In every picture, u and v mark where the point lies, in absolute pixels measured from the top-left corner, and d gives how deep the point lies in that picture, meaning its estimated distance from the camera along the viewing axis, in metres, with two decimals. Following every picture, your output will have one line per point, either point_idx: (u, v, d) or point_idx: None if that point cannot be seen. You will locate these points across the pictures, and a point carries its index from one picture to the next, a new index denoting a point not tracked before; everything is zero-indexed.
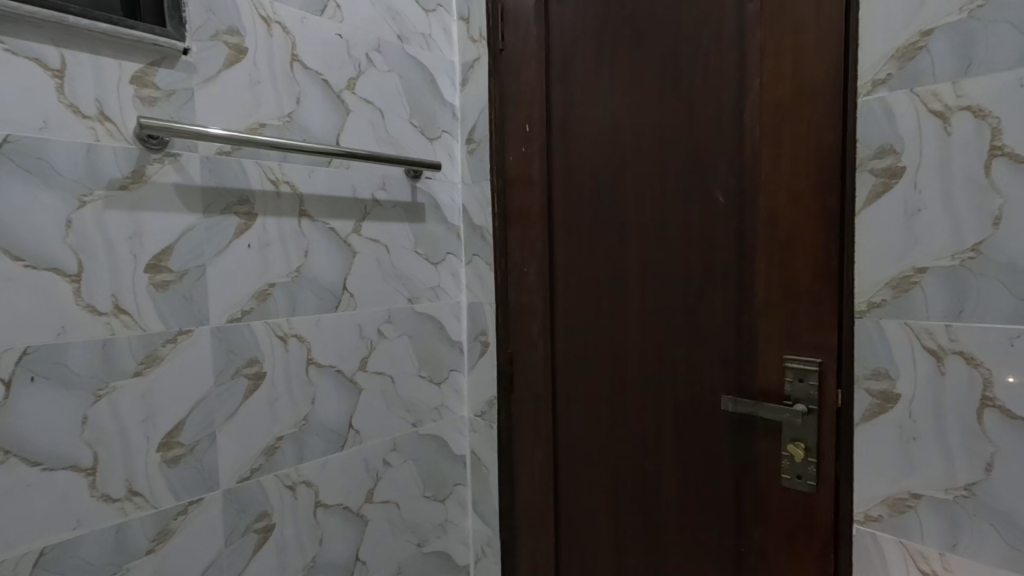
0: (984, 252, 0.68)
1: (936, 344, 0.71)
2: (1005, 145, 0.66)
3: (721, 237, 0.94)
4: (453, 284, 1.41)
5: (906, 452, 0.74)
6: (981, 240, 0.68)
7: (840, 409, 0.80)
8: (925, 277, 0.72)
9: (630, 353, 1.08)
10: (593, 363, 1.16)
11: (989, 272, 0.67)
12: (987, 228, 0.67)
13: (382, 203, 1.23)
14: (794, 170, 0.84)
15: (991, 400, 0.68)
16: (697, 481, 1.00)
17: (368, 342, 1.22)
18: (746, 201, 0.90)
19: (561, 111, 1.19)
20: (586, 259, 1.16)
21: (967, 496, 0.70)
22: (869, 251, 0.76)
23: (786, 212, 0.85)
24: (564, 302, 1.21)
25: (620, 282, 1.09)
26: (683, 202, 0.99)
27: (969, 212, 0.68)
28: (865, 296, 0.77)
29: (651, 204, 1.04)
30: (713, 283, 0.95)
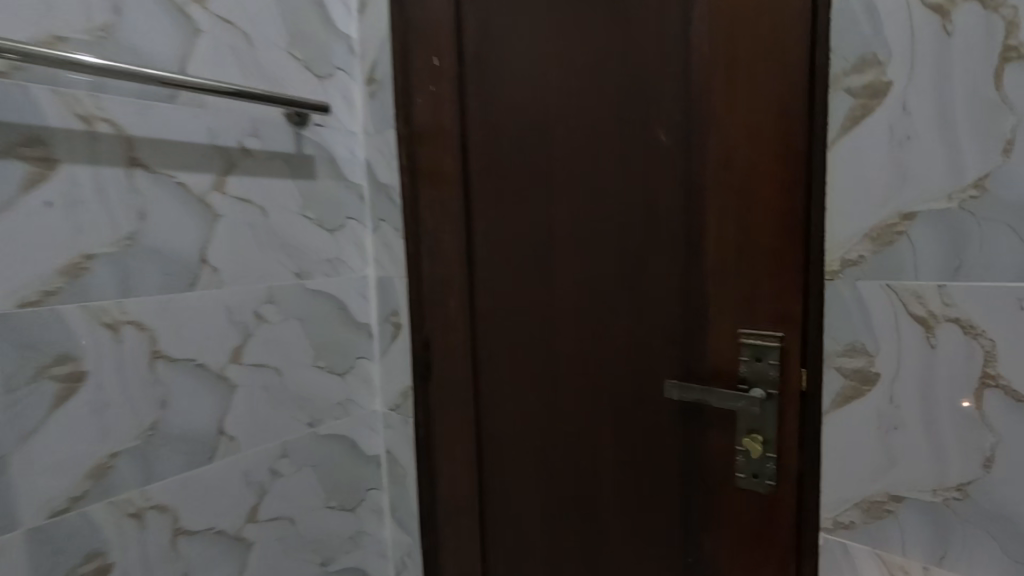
0: (990, 189, 0.52)
1: (925, 311, 0.56)
2: (1020, 45, 0.50)
3: (663, 188, 0.76)
4: (356, 256, 1.18)
5: (886, 446, 0.59)
6: (986, 173, 0.52)
7: (806, 395, 0.65)
8: (914, 225, 0.56)
9: (560, 333, 0.90)
10: (519, 345, 0.97)
11: (996, 215, 0.52)
12: (995, 157, 0.52)
13: (254, 152, 0.98)
14: (753, 98, 0.66)
15: (993, 378, 0.53)
16: (637, 483, 0.84)
17: (242, 328, 0.98)
18: (693, 141, 0.72)
19: (475, 40, 0.97)
20: (508, 222, 0.96)
21: (960, 499, 0.56)
22: (844, 195, 0.60)
23: (742, 152, 0.68)
24: (484, 274, 1.01)
25: (547, 247, 0.90)
26: (618, 147, 0.80)
27: (972, 137, 0.53)
28: (838, 252, 0.60)
29: (580, 151, 0.84)
30: (654, 245, 0.77)
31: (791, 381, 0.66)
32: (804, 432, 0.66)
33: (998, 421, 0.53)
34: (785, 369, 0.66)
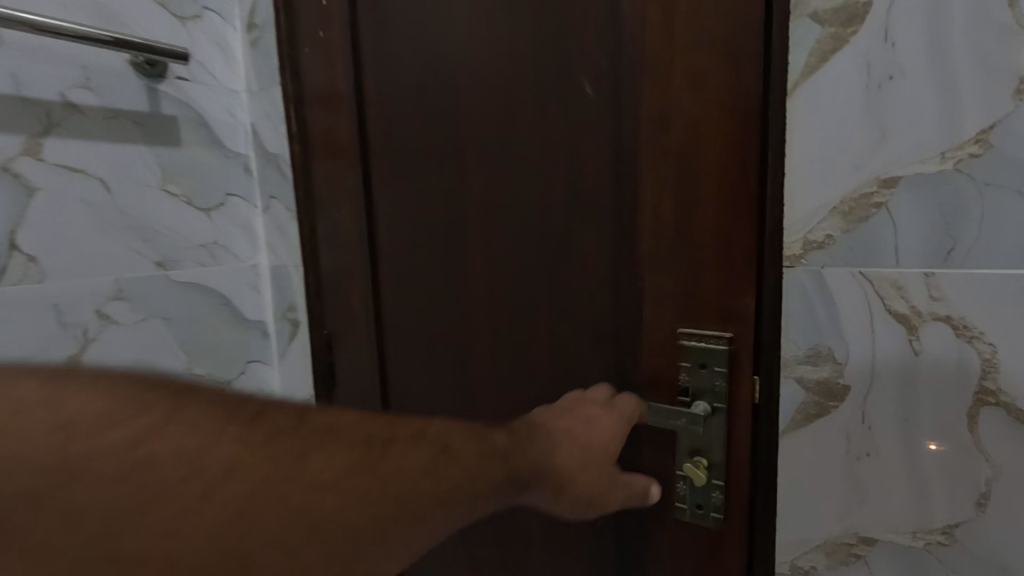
0: (996, 145, 0.39)
1: (908, 307, 0.43)
2: None
3: (589, 151, 0.60)
4: (243, 241, 0.98)
5: (855, 477, 0.47)
6: (992, 123, 0.39)
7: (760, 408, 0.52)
8: (897, 195, 0.43)
9: (473, 332, 0.74)
10: (426, 346, 0.81)
11: (1002, 180, 0.39)
12: (1003, 101, 0.38)
13: (85, 109, 0.78)
14: (694, 29, 0.51)
15: (993, 395, 0.41)
16: (560, 513, 0.69)
17: (79, 332, 0.79)
18: (624, 90, 0.57)
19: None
20: (412, 197, 0.79)
21: (945, 544, 0.44)
22: (808, 157, 0.46)
23: (682, 103, 0.53)
24: (388, 261, 0.84)
25: (455, 226, 0.74)
26: (535, 100, 0.64)
27: (973, 75, 0.39)
28: (799, 231, 0.47)
29: (492, 106, 0.68)
30: (580, 223, 0.62)
31: (740, 394, 0.53)
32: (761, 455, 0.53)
33: (997, 450, 0.41)
34: (734, 379, 0.53)
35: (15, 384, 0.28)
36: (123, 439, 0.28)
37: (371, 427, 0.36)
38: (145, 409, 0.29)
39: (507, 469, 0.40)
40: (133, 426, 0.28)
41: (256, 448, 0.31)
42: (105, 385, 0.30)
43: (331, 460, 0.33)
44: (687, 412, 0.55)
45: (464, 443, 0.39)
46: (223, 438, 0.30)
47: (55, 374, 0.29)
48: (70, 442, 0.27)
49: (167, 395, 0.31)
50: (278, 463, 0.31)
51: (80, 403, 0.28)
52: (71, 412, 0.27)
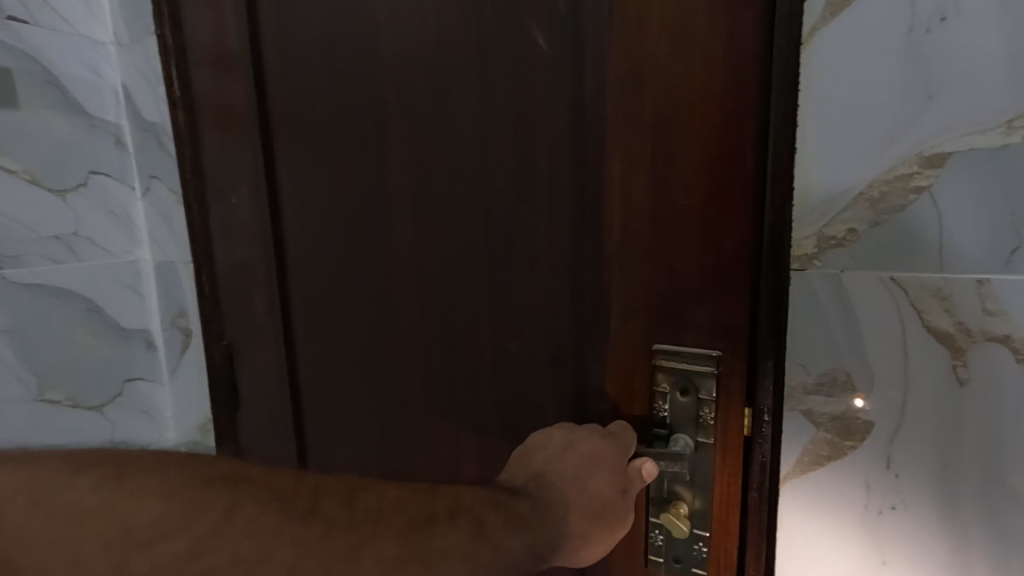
0: None
1: (955, 324, 0.33)
2: None
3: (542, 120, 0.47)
4: (117, 231, 0.79)
5: (877, 536, 0.37)
6: None
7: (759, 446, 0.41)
8: (945, 176, 0.33)
9: (400, 345, 0.60)
10: (345, 361, 0.66)
11: None
12: None
13: None
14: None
15: None
16: None
17: None
18: (585, 35, 0.44)
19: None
20: (323, 178, 0.63)
21: None
22: (827, 125, 0.35)
23: (659, 52, 0.41)
24: (296, 257, 0.68)
25: (376, 214, 0.59)
26: (471, 52, 0.50)
27: None
28: (814, 224, 0.36)
29: (418, 61, 0.53)
30: (530, 210, 0.49)
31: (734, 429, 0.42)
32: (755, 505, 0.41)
33: None
34: (725, 411, 0.42)
35: (74, 490, 0.32)
36: (180, 549, 0.31)
37: (414, 504, 0.37)
38: (204, 510, 0.32)
39: (535, 545, 0.38)
40: (185, 515, 0.32)
41: (308, 546, 0.33)
42: (157, 475, 0.33)
43: (380, 552, 0.34)
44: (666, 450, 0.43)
45: (499, 516, 0.38)
46: (282, 536, 0.33)
47: (114, 474, 0.33)
48: (123, 551, 0.31)
49: (224, 490, 0.34)
50: (329, 562, 0.32)
51: (134, 509, 0.32)
52: (123, 513, 0.32)
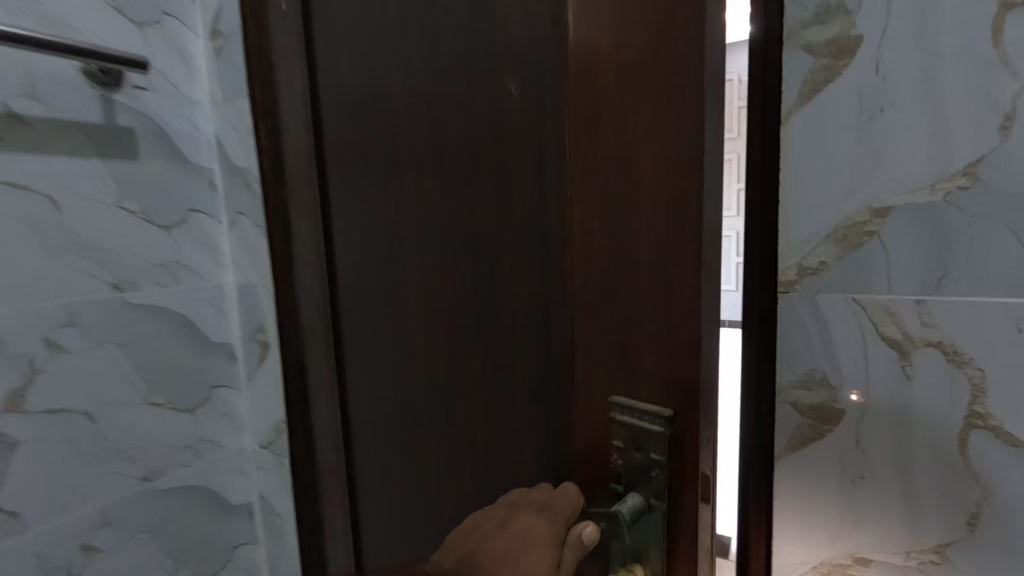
0: (982, 176, 0.40)
1: (902, 334, 0.44)
2: None
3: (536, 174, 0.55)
4: (207, 259, 0.93)
5: (851, 501, 0.48)
6: (980, 157, 0.40)
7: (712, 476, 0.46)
8: (889, 224, 0.44)
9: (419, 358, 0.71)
10: (388, 375, 0.76)
11: (991, 211, 0.40)
12: (993, 137, 0.40)
13: (27, 120, 0.71)
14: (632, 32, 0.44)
15: (983, 418, 0.42)
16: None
17: (23, 364, 0.72)
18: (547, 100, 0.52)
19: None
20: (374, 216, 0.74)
21: (938, 564, 0.45)
22: (800, 183, 0.47)
23: (614, 112, 0.46)
24: (355, 282, 0.80)
25: (409, 249, 0.69)
26: (474, 112, 0.60)
27: (964, 111, 0.40)
28: (793, 258, 0.48)
29: (444, 120, 0.63)
30: (518, 246, 0.58)
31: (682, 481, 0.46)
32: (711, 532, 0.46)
33: (988, 472, 0.42)
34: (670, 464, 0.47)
35: None
36: None
37: None
38: None
39: None
40: None
41: None
42: None
43: None
44: (608, 511, 0.49)
45: None
46: None
47: None
48: None
49: None
50: None
51: None
52: None
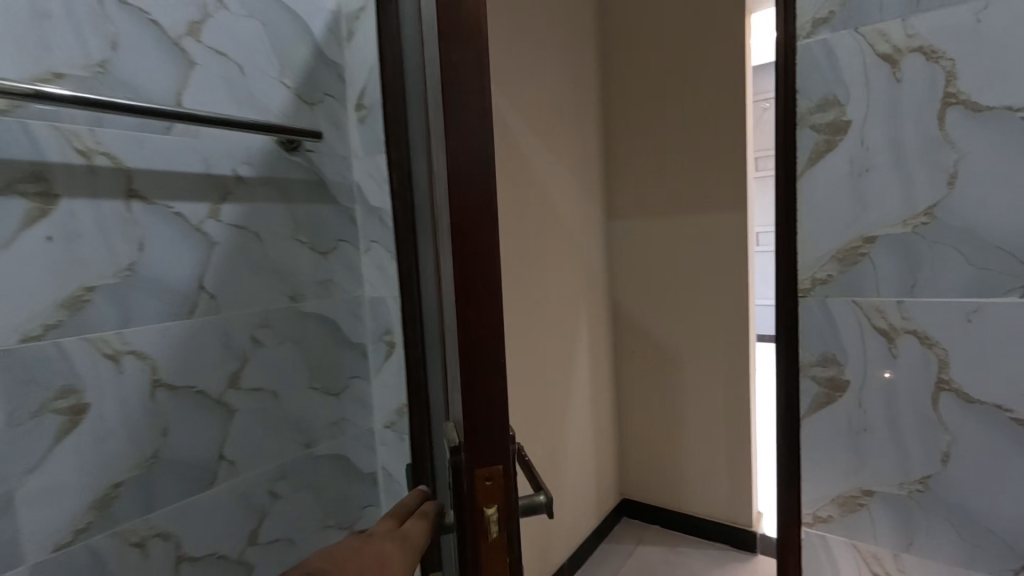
0: (937, 216, 0.65)
1: (888, 325, 0.69)
2: (958, 92, 0.63)
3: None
4: (348, 278, 1.20)
5: (856, 445, 0.72)
6: (935, 203, 0.65)
7: (499, 511, 0.55)
8: (875, 247, 0.69)
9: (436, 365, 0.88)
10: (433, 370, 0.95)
11: (943, 238, 0.65)
12: (942, 189, 0.65)
13: (246, 180, 1.00)
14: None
15: (947, 382, 0.66)
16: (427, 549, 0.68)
17: (240, 352, 1.00)
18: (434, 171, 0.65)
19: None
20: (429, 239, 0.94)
21: (922, 491, 0.69)
22: (811, 218, 0.73)
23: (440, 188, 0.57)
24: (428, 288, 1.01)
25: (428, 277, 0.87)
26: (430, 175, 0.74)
27: (922, 170, 0.66)
28: (808, 273, 0.73)
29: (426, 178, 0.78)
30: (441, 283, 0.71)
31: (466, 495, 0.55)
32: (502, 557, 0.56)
33: (949, 418, 0.66)
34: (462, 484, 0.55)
35: None
36: None
37: None
38: None
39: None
40: None
41: None
42: None
43: None
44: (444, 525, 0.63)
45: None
46: None
47: None
48: None
49: None
50: None
51: None
52: None
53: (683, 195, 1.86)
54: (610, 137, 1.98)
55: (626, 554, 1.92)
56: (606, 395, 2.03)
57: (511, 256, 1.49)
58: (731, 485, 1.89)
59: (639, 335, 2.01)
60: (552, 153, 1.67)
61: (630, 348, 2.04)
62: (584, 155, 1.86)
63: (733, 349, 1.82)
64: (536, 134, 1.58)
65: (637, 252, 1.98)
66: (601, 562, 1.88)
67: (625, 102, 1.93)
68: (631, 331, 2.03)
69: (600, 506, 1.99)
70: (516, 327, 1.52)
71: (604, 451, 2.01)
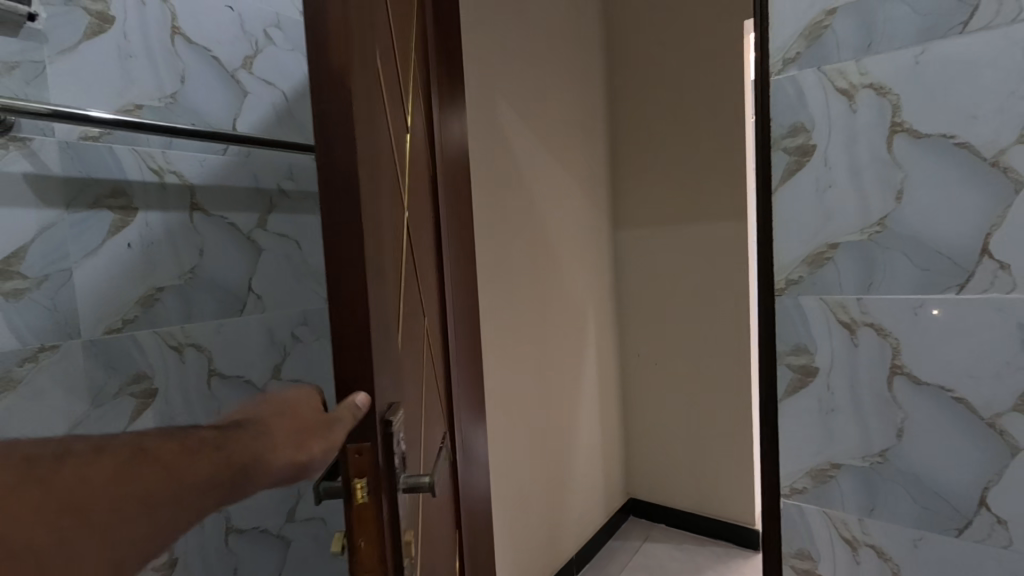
0: (888, 226, 0.77)
1: (849, 318, 0.80)
2: (903, 121, 0.75)
3: (401, 227, 0.71)
4: None
5: (826, 423, 0.84)
6: (886, 215, 0.77)
7: (369, 481, 0.53)
8: (839, 252, 0.80)
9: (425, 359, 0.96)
10: None
11: (895, 244, 0.76)
12: (891, 202, 0.76)
13: (289, 193, 1.13)
14: (367, 134, 0.56)
15: (900, 367, 0.77)
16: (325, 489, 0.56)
17: (281, 347, 1.11)
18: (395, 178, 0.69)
19: (454, 86, 1.09)
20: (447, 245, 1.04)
21: (881, 462, 0.80)
22: (784, 228, 0.85)
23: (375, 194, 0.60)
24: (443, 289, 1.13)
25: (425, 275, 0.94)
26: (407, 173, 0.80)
27: (876, 187, 0.77)
28: (783, 274, 0.85)
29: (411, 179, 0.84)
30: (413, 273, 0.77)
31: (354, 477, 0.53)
32: (370, 533, 0.53)
33: (903, 399, 0.77)
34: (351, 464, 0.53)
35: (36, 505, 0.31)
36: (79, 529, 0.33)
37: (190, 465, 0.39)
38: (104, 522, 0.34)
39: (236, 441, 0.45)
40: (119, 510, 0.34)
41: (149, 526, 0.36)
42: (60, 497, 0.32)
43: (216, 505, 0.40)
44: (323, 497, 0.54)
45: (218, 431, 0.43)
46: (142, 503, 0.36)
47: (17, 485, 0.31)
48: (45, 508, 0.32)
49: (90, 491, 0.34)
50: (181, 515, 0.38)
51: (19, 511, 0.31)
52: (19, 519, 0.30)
53: (686, 205, 1.96)
54: (616, 151, 2.09)
55: (633, 549, 2.00)
56: (612, 396, 2.12)
57: (522, 261, 1.60)
58: (732, 483, 1.97)
59: (645, 338, 2.11)
60: (561, 166, 1.78)
61: (636, 350, 2.14)
62: (591, 168, 1.97)
63: (734, 351, 1.90)
64: (546, 149, 1.70)
65: (642, 259, 2.08)
66: (609, 556, 1.97)
67: (630, 117, 2.05)
68: (636, 335, 2.13)
69: (608, 503, 2.08)
70: (526, 327, 1.62)
71: (611, 450, 2.10)
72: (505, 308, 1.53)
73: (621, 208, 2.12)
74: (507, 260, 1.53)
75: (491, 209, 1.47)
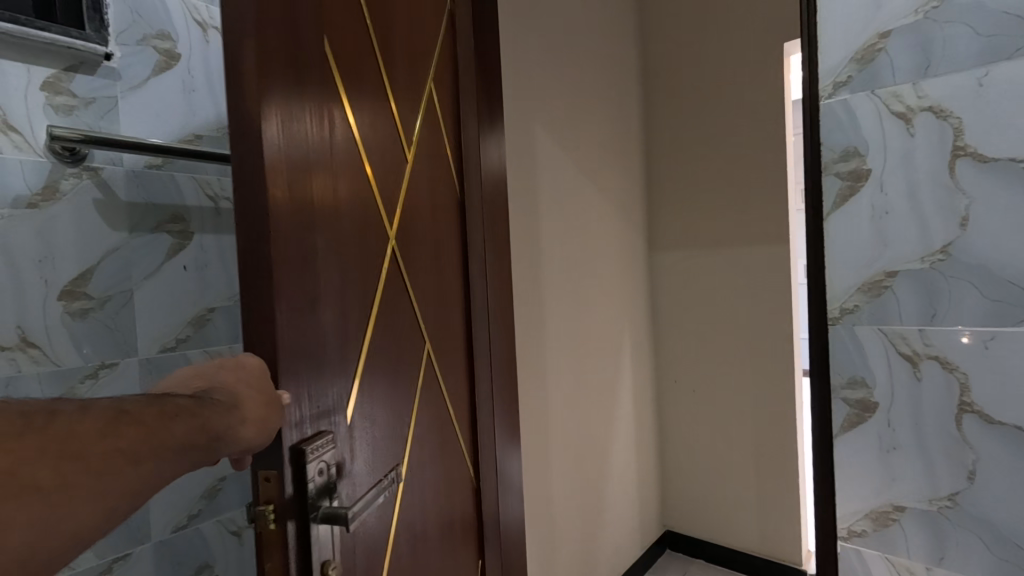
0: (952, 253, 0.73)
1: (911, 349, 0.76)
2: (967, 144, 0.71)
3: (380, 257, 0.70)
4: None
5: (886, 462, 0.79)
6: (949, 242, 0.73)
7: (275, 510, 0.50)
8: (896, 282, 0.77)
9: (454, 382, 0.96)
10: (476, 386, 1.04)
11: (960, 273, 0.73)
12: (955, 229, 0.73)
13: None
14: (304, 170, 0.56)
15: (969, 405, 0.73)
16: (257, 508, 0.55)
17: None
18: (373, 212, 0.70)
19: (493, 112, 1.11)
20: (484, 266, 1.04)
21: (951, 507, 0.75)
22: (836, 255, 0.82)
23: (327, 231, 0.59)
24: None
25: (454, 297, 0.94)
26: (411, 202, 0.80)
27: (937, 212, 0.74)
28: (837, 303, 0.82)
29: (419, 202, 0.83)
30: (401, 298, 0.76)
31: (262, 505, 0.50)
32: (275, 562, 0.51)
33: (973, 440, 0.72)
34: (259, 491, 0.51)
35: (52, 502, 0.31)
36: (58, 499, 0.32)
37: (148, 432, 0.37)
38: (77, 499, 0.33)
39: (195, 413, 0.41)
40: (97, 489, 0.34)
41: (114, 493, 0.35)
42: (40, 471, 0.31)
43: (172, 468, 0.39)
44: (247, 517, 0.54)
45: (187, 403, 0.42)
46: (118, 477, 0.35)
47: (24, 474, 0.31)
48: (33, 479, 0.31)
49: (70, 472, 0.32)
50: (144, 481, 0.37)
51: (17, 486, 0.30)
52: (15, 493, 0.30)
53: (726, 227, 1.92)
54: (652, 173, 2.08)
55: None
56: (648, 423, 2.06)
57: (555, 283, 1.59)
58: (775, 519, 1.87)
59: (682, 364, 2.05)
60: (596, 190, 1.78)
61: (673, 376, 2.08)
62: (627, 192, 1.97)
63: (778, 379, 1.83)
64: (580, 172, 1.71)
65: (678, 283, 2.05)
66: None
67: (667, 141, 2.04)
68: (672, 361, 2.08)
69: (644, 534, 2.01)
70: (560, 350, 1.60)
71: (646, 480, 2.04)
72: (537, 333, 1.52)
73: (658, 231, 2.09)
74: (540, 283, 1.53)
75: (523, 232, 1.47)
